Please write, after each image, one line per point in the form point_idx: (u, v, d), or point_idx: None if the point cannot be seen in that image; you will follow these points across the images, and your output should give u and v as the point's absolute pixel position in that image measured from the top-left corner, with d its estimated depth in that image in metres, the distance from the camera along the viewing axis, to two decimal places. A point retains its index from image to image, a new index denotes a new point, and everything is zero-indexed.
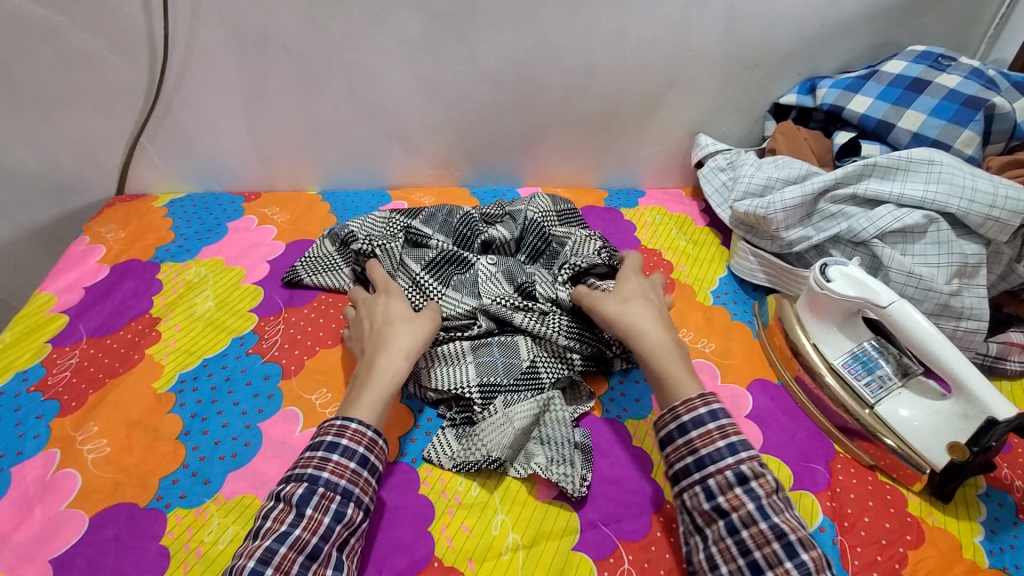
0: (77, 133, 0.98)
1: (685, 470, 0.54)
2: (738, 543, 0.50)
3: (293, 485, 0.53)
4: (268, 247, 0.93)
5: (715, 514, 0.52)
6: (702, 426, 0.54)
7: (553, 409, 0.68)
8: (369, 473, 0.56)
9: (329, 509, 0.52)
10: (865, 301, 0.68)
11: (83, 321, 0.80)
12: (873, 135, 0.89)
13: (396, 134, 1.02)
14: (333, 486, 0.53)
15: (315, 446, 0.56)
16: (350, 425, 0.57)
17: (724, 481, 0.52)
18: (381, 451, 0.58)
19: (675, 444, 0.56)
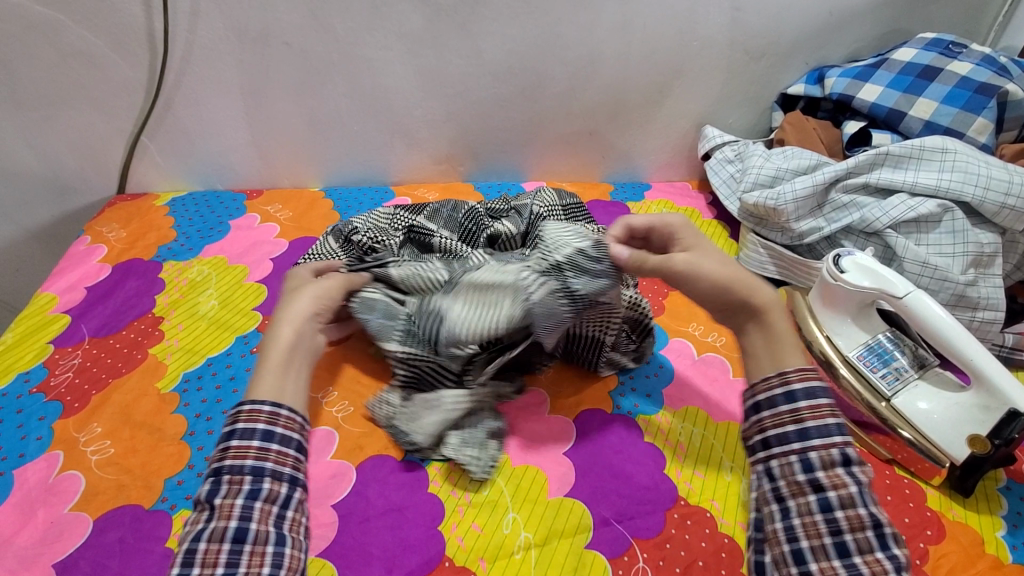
0: (76, 132, 0.97)
1: (784, 439, 0.47)
2: (830, 523, 0.44)
3: (230, 479, 0.48)
4: (271, 244, 0.92)
5: (808, 487, 0.45)
6: (814, 398, 0.48)
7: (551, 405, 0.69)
8: (281, 445, 0.51)
9: (240, 494, 0.47)
10: (881, 291, 0.67)
11: (84, 322, 0.79)
12: (884, 123, 0.87)
13: (398, 129, 1.01)
14: (237, 471, 0.48)
15: (250, 436, 0.50)
16: (244, 407, 0.52)
17: (828, 459, 0.46)
18: (289, 421, 0.53)
19: (778, 411, 0.48)
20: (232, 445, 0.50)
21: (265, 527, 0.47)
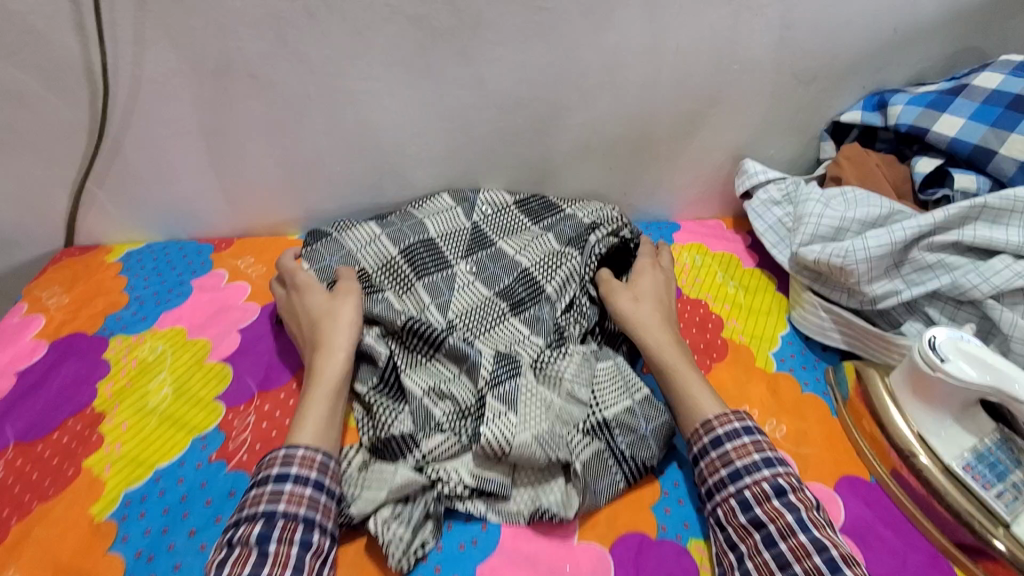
0: (11, 181, 0.83)
1: (719, 482, 0.57)
2: (777, 556, 0.50)
3: (286, 525, 0.51)
4: (239, 310, 0.78)
5: (751, 527, 0.53)
6: (736, 439, 0.58)
7: (548, 494, 0.59)
8: (329, 499, 0.55)
9: (294, 541, 0.50)
10: (997, 390, 0.53)
11: (9, 422, 0.65)
12: (965, 162, 0.73)
13: (388, 168, 0.87)
14: (293, 515, 0.51)
15: (304, 484, 0.53)
16: (297, 451, 0.55)
17: (760, 492, 0.54)
18: (337, 473, 0.57)
19: (709, 459, 0.58)
20: (288, 488, 0.53)
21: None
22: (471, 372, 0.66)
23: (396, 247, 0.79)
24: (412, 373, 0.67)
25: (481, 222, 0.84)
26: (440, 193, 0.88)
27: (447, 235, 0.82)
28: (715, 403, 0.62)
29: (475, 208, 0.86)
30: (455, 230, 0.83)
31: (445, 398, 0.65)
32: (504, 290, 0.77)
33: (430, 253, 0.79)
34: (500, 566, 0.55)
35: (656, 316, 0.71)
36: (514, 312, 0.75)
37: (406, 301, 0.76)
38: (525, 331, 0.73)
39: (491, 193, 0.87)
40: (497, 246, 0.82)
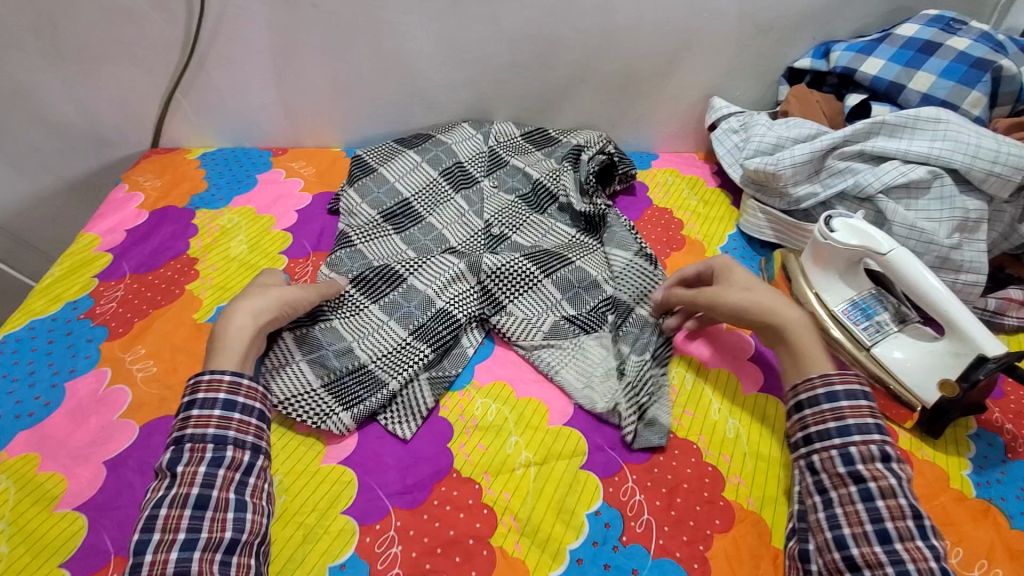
0: (116, 86, 1.03)
1: (824, 434, 0.56)
2: (870, 510, 0.52)
3: (193, 447, 0.54)
4: (295, 197, 0.98)
5: (849, 478, 0.53)
6: (855, 399, 0.56)
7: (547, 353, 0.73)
8: (242, 413, 0.57)
9: (203, 459, 0.54)
10: (867, 249, 0.71)
11: (125, 260, 0.86)
12: (884, 97, 0.91)
13: (418, 92, 1.06)
14: (199, 438, 0.54)
15: (211, 406, 0.56)
16: (202, 377, 0.57)
17: (868, 451, 0.54)
18: (251, 390, 0.59)
19: (819, 408, 0.57)
20: (193, 414, 0.55)
21: (226, 494, 0.53)
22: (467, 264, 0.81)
23: (436, 168, 0.95)
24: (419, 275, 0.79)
25: (495, 146, 1.00)
26: (462, 125, 1.03)
27: (472, 159, 0.97)
28: (828, 361, 0.60)
29: (489, 134, 1.01)
30: (475, 155, 0.98)
31: (452, 288, 0.78)
32: (522, 197, 0.94)
33: (461, 174, 0.95)
34: (492, 363, 0.74)
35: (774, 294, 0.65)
36: (537, 212, 0.92)
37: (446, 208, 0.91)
38: (545, 229, 0.89)
39: (502, 124, 1.02)
40: (511, 163, 0.98)
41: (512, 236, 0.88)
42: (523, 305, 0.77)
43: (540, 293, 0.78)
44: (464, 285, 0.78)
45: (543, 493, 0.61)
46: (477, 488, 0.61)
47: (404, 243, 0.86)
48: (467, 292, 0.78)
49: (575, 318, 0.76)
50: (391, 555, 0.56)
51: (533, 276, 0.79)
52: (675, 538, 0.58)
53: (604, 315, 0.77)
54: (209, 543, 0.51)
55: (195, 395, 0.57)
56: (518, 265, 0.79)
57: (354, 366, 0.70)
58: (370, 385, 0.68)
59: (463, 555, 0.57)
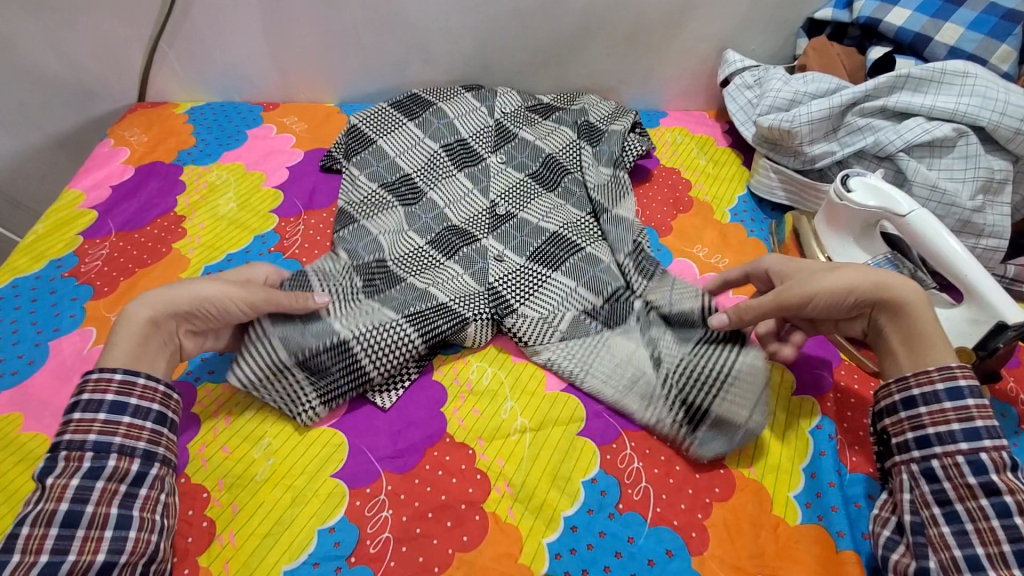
0: (98, 35, 0.98)
1: (947, 434, 0.51)
2: (1008, 528, 0.47)
3: (69, 456, 0.49)
4: (287, 154, 0.94)
5: (979, 490, 0.48)
6: (981, 398, 0.51)
7: (558, 360, 0.66)
8: (132, 417, 0.52)
9: (79, 470, 0.49)
10: (884, 211, 0.67)
11: (110, 217, 0.83)
12: (910, 50, 0.84)
13: (414, 43, 1.00)
14: (77, 445, 0.50)
15: (96, 409, 0.51)
16: (90, 375, 0.53)
17: (1001, 458, 0.49)
18: (145, 391, 0.54)
19: (940, 406, 0.52)
20: (74, 418, 0.51)
21: (107, 509, 0.48)
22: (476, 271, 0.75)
23: (437, 142, 0.91)
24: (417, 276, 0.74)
25: (502, 119, 0.95)
26: (465, 92, 0.98)
27: (476, 135, 0.93)
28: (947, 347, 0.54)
29: (494, 106, 0.96)
30: (481, 128, 0.93)
31: (451, 285, 0.72)
32: (533, 172, 0.89)
33: (465, 150, 0.91)
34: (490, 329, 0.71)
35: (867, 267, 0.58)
36: (548, 190, 0.87)
37: (450, 185, 0.87)
38: (557, 207, 0.84)
39: (506, 95, 0.98)
40: (519, 137, 0.93)
41: (519, 213, 0.83)
42: (535, 305, 0.71)
43: (551, 289, 0.72)
44: (467, 284, 0.73)
45: (538, 459, 0.60)
46: (470, 453, 0.60)
47: (405, 223, 0.81)
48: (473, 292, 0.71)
49: (596, 311, 0.71)
50: (381, 518, 0.55)
51: (541, 275, 0.74)
52: (673, 506, 0.57)
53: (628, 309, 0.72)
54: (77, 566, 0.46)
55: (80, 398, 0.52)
56: (525, 269, 0.75)
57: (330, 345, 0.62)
58: (348, 375, 0.62)
59: (454, 520, 0.55)
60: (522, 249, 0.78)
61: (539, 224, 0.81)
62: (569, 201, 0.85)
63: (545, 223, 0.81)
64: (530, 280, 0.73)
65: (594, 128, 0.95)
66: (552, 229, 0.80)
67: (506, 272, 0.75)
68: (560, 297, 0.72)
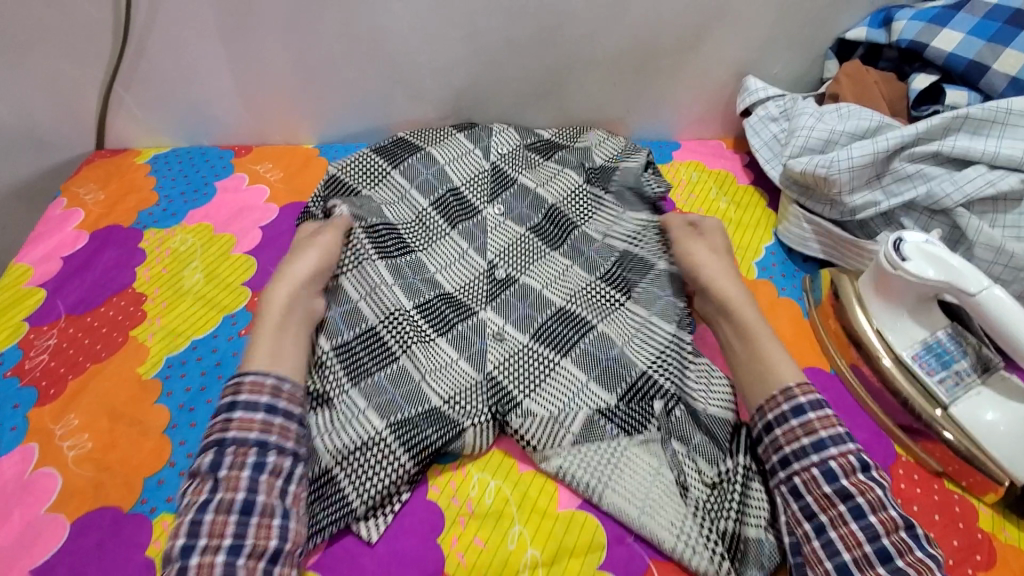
0: (45, 81, 0.88)
1: (799, 451, 0.56)
2: (865, 528, 0.51)
3: (236, 452, 0.52)
4: (260, 210, 0.84)
5: (837, 498, 0.53)
6: (821, 409, 0.57)
7: (573, 471, 0.57)
8: (284, 419, 0.55)
9: (247, 464, 0.52)
10: (949, 284, 0.58)
11: (61, 297, 0.73)
12: (959, 79, 0.75)
13: (398, 78, 0.90)
14: (242, 441, 0.53)
15: (254, 409, 0.54)
16: (247, 377, 0.56)
17: (848, 463, 0.54)
18: (292, 396, 0.57)
19: (789, 427, 0.57)
20: (235, 416, 0.54)
21: (271, 499, 0.51)
22: (472, 356, 0.65)
23: (427, 197, 0.79)
24: (411, 353, 0.65)
25: (498, 161, 0.84)
26: (456, 133, 0.86)
27: (472, 181, 0.82)
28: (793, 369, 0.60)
29: (490, 148, 0.85)
30: (476, 174, 0.83)
31: (443, 376, 0.64)
32: (535, 226, 0.78)
33: (458, 202, 0.79)
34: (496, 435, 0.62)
35: (725, 277, 0.69)
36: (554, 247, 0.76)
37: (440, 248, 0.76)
38: (563, 271, 0.74)
39: (502, 133, 0.87)
40: (519, 182, 0.83)
41: (521, 276, 0.73)
42: (542, 400, 0.62)
43: (559, 380, 0.64)
44: (465, 376, 0.64)
45: None
46: None
47: (392, 283, 0.70)
48: (472, 387, 0.63)
49: (612, 412, 0.62)
50: None
51: (547, 360, 0.65)
52: None
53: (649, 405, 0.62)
54: (256, 551, 0.49)
55: (236, 397, 0.55)
56: (529, 353, 0.66)
57: (316, 472, 0.57)
58: (333, 500, 0.55)
59: None
60: (526, 325, 0.68)
61: (544, 294, 0.72)
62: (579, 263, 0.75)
63: (550, 293, 0.72)
64: (534, 369, 0.64)
65: (609, 171, 0.84)
66: (557, 303, 0.70)
67: (505, 358, 0.65)
68: (568, 390, 0.63)
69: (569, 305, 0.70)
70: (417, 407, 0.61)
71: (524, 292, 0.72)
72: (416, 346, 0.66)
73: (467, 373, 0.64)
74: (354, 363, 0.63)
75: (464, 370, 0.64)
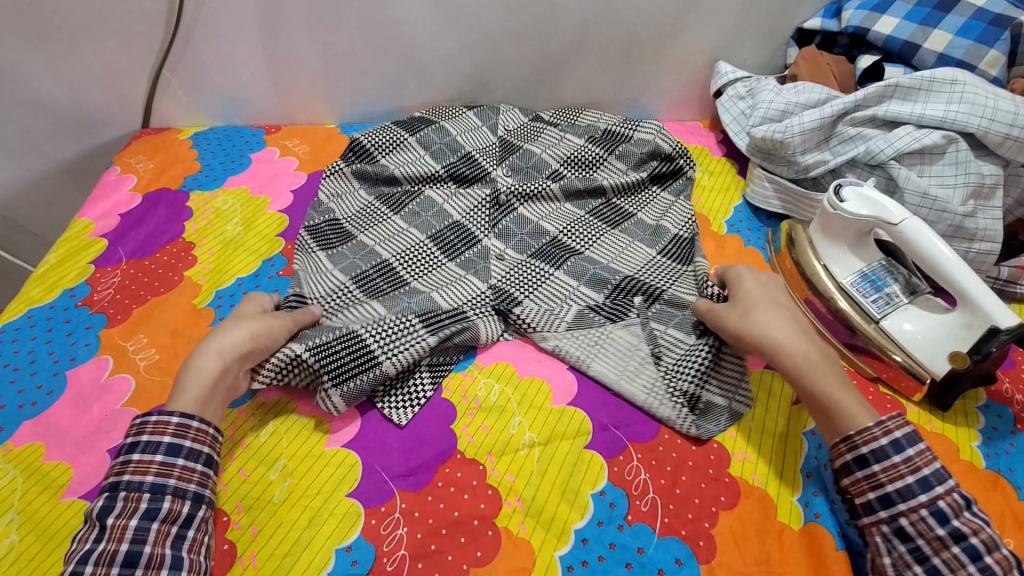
0: (101, 65, 1.00)
1: (906, 490, 0.53)
2: (983, 570, 0.49)
3: (128, 496, 0.52)
4: (290, 177, 0.96)
5: (950, 539, 0.51)
6: (918, 444, 0.54)
7: (563, 347, 0.71)
8: (187, 459, 0.55)
9: (138, 509, 0.51)
10: (877, 219, 0.69)
11: (121, 245, 0.85)
12: (899, 58, 0.87)
13: (411, 63, 1.02)
14: (136, 486, 0.52)
15: (154, 450, 0.54)
16: (151, 417, 0.56)
17: (953, 502, 0.52)
18: (199, 433, 0.56)
19: (890, 462, 0.54)
20: (133, 458, 0.53)
21: (162, 550, 0.51)
22: (479, 272, 0.78)
23: (439, 162, 0.91)
24: (422, 279, 0.78)
25: (505, 135, 0.97)
26: (466, 111, 1.00)
27: (481, 149, 0.94)
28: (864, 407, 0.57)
29: (497, 123, 0.98)
30: (485, 145, 0.95)
31: (455, 289, 0.76)
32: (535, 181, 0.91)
33: (470, 163, 0.91)
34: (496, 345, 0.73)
35: (779, 319, 0.64)
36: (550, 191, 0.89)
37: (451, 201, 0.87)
38: (556, 207, 0.88)
39: (508, 114, 1.00)
40: (524, 149, 0.96)
41: (520, 206, 0.87)
42: (537, 298, 0.75)
43: (553, 286, 0.77)
44: (474, 286, 0.76)
45: (546, 474, 0.61)
46: (481, 469, 0.61)
47: (405, 226, 0.84)
48: (478, 296, 0.75)
49: (598, 307, 0.75)
50: (397, 536, 0.57)
51: (543, 271, 0.79)
52: (680, 516, 0.59)
53: (627, 302, 0.75)
54: None
55: (138, 437, 0.55)
56: (527, 265, 0.79)
57: (343, 332, 0.67)
58: (359, 356, 0.66)
59: (468, 536, 0.57)
60: (523, 248, 0.82)
61: (540, 224, 0.85)
62: (574, 202, 0.89)
63: (545, 222, 0.86)
64: (532, 279, 0.78)
65: (615, 133, 0.97)
66: (552, 232, 0.84)
67: (508, 270, 0.79)
68: (562, 291, 0.77)
69: (564, 235, 0.84)
70: (444, 305, 0.73)
71: (525, 221, 0.86)
72: (429, 267, 0.79)
73: (477, 283, 0.76)
74: (372, 285, 0.76)
75: (473, 282, 0.77)
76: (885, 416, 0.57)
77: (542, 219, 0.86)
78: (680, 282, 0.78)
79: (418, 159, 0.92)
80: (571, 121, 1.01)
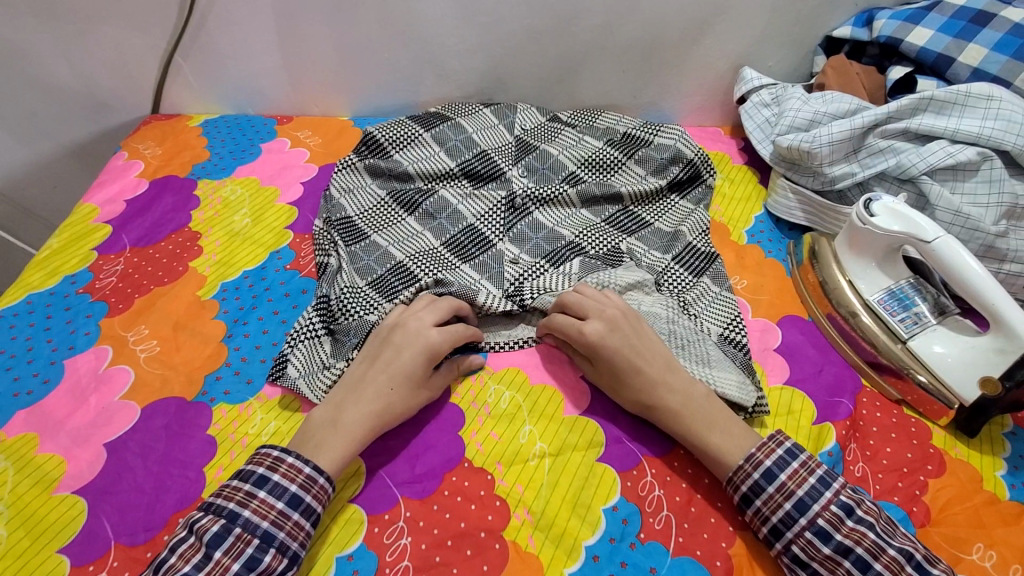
0: (112, 47, 0.98)
1: (787, 519, 0.53)
2: None
3: (240, 535, 0.49)
4: (301, 169, 0.94)
5: (839, 556, 0.51)
6: (788, 467, 0.55)
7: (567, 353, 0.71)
8: (301, 516, 0.52)
9: (243, 554, 0.48)
10: (909, 236, 0.67)
11: (125, 232, 0.82)
12: (930, 69, 0.85)
13: (428, 57, 1.00)
14: (252, 526, 0.50)
15: (278, 495, 0.51)
16: (285, 459, 0.53)
17: (834, 516, 0.52)
18: (320, 491, 0.53)
19: (767, 493, 0.54)
20: (259, 496, 0.51)
21: None
22: (493, 276, 0.75)
23: (455, 157, 0.89)
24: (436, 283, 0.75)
25: (522, 135, 0.95)
26: (483, 109, 0.98)
27: (497, 148, 0.92)
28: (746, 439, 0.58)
29: (513, 122, 0.96)
30: (501, 143, 0.93)
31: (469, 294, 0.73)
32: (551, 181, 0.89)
33: (484, 161, 0.89)
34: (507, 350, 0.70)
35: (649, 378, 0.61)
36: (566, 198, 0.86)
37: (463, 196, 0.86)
38: (571, 214, 0.85)
39: (525, 113, 0.98)
40: (541, 149, 0.93)
41: (535, 211, 0.84)
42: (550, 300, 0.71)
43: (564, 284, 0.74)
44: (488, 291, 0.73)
45: (557, 486, 0.59)
46: (489, 478, 0.59)
47: (418, 227, 0.81)
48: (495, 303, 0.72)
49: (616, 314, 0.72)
50: (399, 546, 0.54)
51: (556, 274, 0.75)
52: (696, 536, 0.56)
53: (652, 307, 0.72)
54: None
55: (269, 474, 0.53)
56: (540, 271, 0.76)
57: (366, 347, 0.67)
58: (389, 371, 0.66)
59: (473, 548, 0.55)
60: (539, 252, 0.79)
61: (555, 229, 0.82)
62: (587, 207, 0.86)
63: (561, 228, 0.82)
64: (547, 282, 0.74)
65: (635, 137, 0.94)
66: (567, 236, 0.81)
67: (522, 273, 0.76)
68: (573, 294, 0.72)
69: (580, 240, 0.81)
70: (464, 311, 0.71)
71: (540, 225, 0.83)
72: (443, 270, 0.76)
73: (490, 287, 0.74)
74: (383, 286, 0.73)
75: (487, 285, 0.74)
76: (760, 445, 0.57)
77: (556, 223, 0.83)
78: (691, 294, 0.75)
79: (433, 156, 0.90)
80: (589, 123, 0.99)
